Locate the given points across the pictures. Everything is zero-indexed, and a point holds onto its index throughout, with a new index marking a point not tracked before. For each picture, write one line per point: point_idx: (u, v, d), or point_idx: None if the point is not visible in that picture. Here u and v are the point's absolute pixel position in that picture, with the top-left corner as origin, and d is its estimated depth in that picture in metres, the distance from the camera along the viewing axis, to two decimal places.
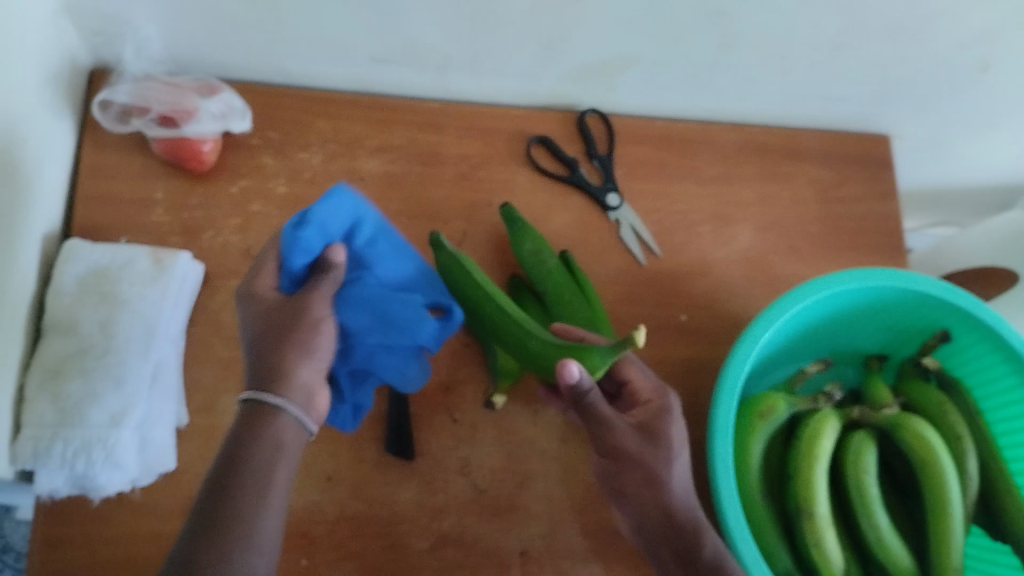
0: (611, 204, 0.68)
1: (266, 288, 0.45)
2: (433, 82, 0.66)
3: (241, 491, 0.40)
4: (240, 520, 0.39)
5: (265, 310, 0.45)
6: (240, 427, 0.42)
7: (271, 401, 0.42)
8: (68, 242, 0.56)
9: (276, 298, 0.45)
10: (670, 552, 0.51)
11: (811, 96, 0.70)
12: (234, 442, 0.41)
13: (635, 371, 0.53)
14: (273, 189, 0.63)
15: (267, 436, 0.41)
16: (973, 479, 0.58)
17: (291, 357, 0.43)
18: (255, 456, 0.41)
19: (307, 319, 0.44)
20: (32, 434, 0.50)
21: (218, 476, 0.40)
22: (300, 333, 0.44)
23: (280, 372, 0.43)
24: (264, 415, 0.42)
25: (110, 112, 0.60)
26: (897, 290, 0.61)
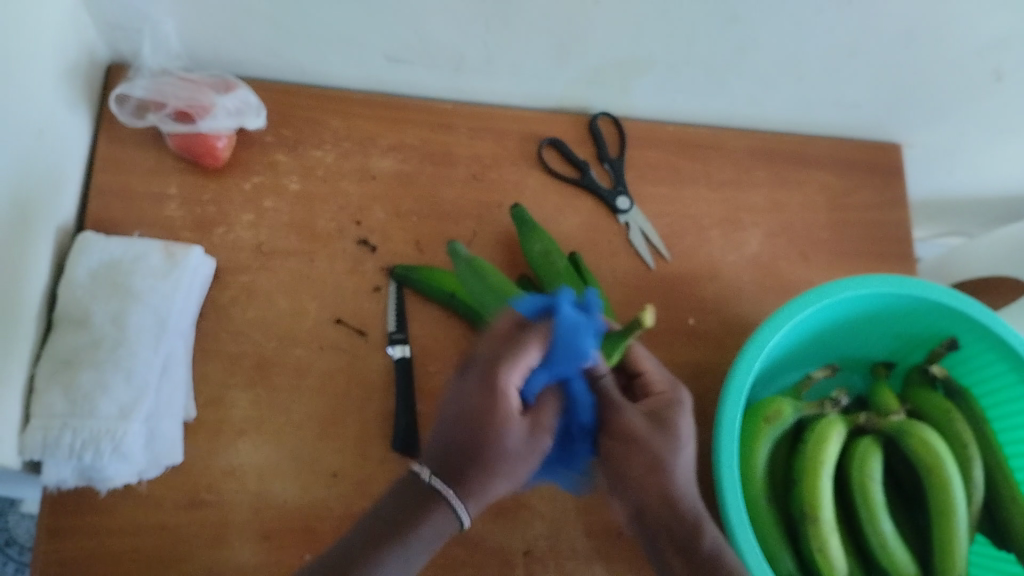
0: (621, 206, 0.69)
1: (509, 390, 0.44)
2: (447, 82, 0.67)
3: (374, 569, 0.42)
4: (364, 574, 0.41)
5: (490, 408, 0.44)
6: (403, 497, 0.44)
7: (448, 498, 0.43)
8: (81, 234, 0.56)
9: (509, 405, 0.44)
10: (667, 540, 0.50)
11: (824, 102, 0.71)
12: (395, 510, 0.43)
13: (649, 362, 0.55)
14: (286, 186, 0.64)
15: (426, 528, 0.42)
16: (978, 487, 0.58)
17: (495, 465, 0.43)
18: (413, 541, 0.42)
19: (501, 416, 0.44)
20: (41, 424, 0.50)
21: (373, 534, 0.43)
22: (497, 454, 0.43)
23: (469, 485, 0.43)
24: (439, 511, 0.43)
25: (126, 106, 0.61)
26: (906, 297, 0.61)
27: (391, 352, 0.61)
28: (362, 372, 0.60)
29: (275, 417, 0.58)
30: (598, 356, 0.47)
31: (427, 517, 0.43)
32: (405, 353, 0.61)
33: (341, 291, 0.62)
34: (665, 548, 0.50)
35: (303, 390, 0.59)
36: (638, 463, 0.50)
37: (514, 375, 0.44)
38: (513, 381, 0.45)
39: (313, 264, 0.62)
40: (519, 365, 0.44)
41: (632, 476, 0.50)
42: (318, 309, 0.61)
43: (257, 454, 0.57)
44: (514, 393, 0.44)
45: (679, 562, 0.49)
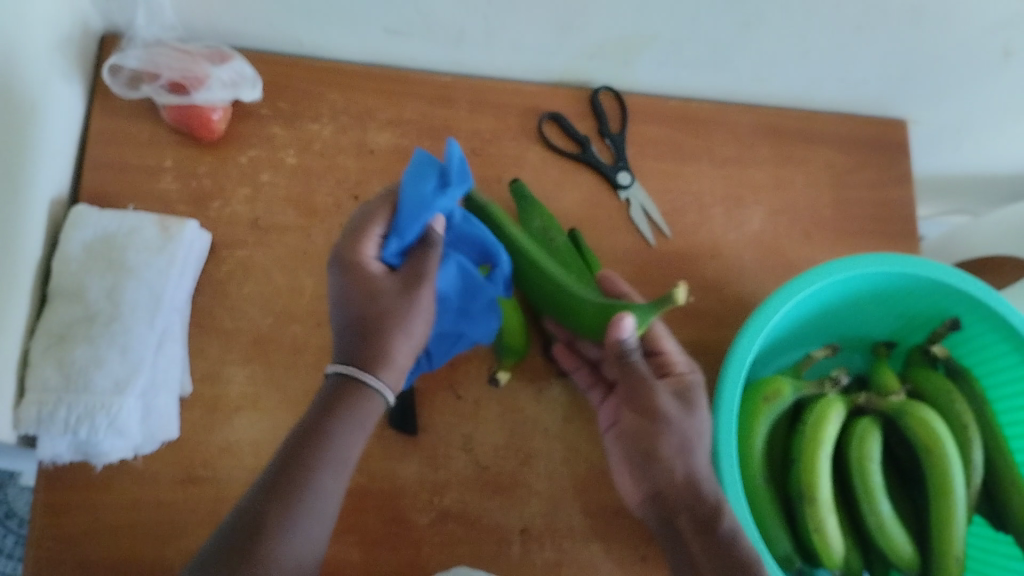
0: (622, 182, 0.68)
1: (365, 258, 0.46)
2: (446, 55, 0.66)
3: (318, 469, 0.41)
4: (302, 487, 0.40)
5: (365, 280, 0.45)
6: (326, 397, 0.43)
7: (366, 380, 0.43)
8: (75, 207, 0.56)
9: (370, 271, 0.46)
10: (687, 518, 0.50)
11: (829, 78, 0.69)
12: (317, 415, 0.42)
13: (670, 344, 0.56)
14: (283, 160, 0.63)
15: (353, 412, 0.42)
16: (977, 469, 0.58)
17: (387, 330, 0.44)
18: (336, 430, 0.41)
19: (372, 284, 0.45)
20: (36, 398, 0.50)
21: (296, 445, 0.41)
22: (395, 318, 0.44)
23: (373, 358, 0.43)
24: (354, 394, 0.42)
25: (120, 77, 0.60)
26: (910, 277, 0.60)
27: None
28: None
29: (271, 394, 0.57)
30: (629, 331, 0.49)
31: (344, 406, 0.42)
32: None
33: None
34: (684, 526, 0.49)
35: (299, 366, 0.59)
36: (668, 444, 0.50)
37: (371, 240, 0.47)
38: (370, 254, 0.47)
39: (310, 239, 0.62)
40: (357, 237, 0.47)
41: (661, 455, 0.51)
42: (314, 285, 0.61)
43: (254, 429, 0.57)
44: (373, 262, 0.46)
45: (694, 536, 0.49)
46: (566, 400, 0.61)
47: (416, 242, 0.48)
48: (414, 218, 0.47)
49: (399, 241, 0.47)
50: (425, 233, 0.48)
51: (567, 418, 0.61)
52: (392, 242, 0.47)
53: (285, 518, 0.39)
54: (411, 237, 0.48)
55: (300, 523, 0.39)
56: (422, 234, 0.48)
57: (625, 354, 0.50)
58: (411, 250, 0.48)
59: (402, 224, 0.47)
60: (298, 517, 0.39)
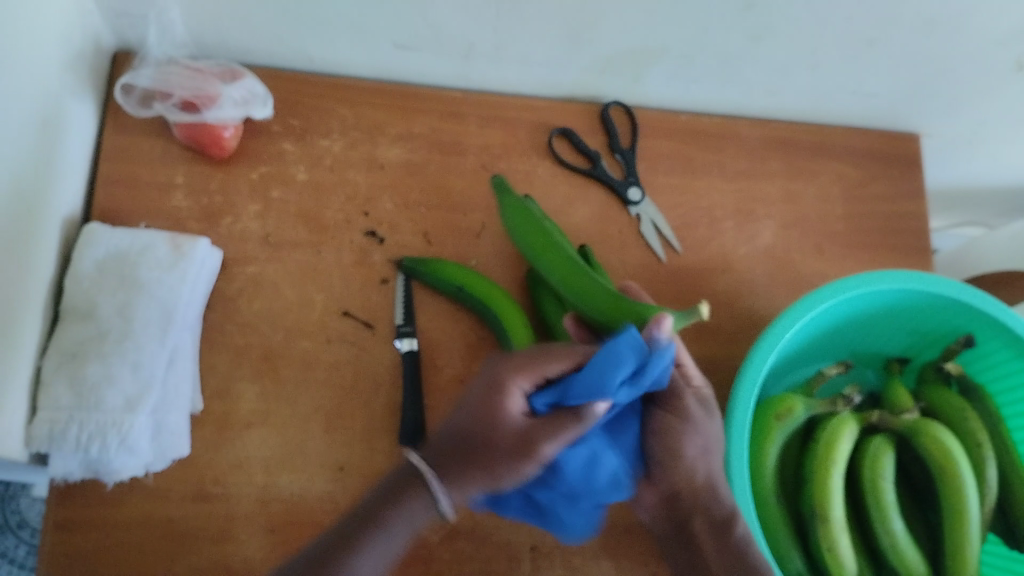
0: (632, 198, 0.68)
1: (515, 393, 0.45)
2: (455, 71, 0.66)
3: (359, 554, 0.42)
4: (343, 563, 0.41)
5: (496, 406, 0.45)
6: (385, 489, 0.44)
7: (435, 490, 0.43)
8: (88, 224, 0.56)
9: (512, 413, 0.45)
10: (703, 520, 0.51)
11: (841, 91, 0.69)
12: (377, 500, 0.44)
13: (688, 356, 0.54)
14: (293, 176, 0.63)
15: (411, 505, 0.43)
16: (992, 486, 0.58)
17: (491, 466, 0.44)
18: (393, 518, 0.43)
19: (502, 419, 0.45)
20: (48, 416, 0.50)
21: (354, 520, 0.43)
22: (498, 457, 0.44)
23: (455, 474, 0.44)
24: (418, 493, 0.44)
25: (133, 96, 0.60)
26: (923, 293, 0.60)
27: (399, 346, 0.60)
28: (368, 365, 0.60)
29: (282, 409, 0.58)
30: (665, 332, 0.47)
31: (406, 502, 0.43)
32: (413, 346, 0.59)
33: (348, 282, 0.61)
34: (699, 528, 0.52)
35: (309, 381, 0.59)
36: (693, 446, 0.51)
37: (526, 377, 0.46)
38: (517, 388, 0.46)
39: (320, 255, 0.62)
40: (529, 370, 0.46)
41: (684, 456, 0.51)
42: (324, 301, 0.61)
43: (265, 444, 0.57)
44: (518, 394, 0.45)
45: (710, 539, 0.51)
46: None
47: (572, 402, 0.45)
48: (580, 392, 0.45)
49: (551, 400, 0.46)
50: (586, 394, 0.45)
51: None
52: (541, 392, 0.46)
53: None
54: (553, 401, 0.46)
55: None
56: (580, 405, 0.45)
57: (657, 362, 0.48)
58: (555, 404, 0.46)
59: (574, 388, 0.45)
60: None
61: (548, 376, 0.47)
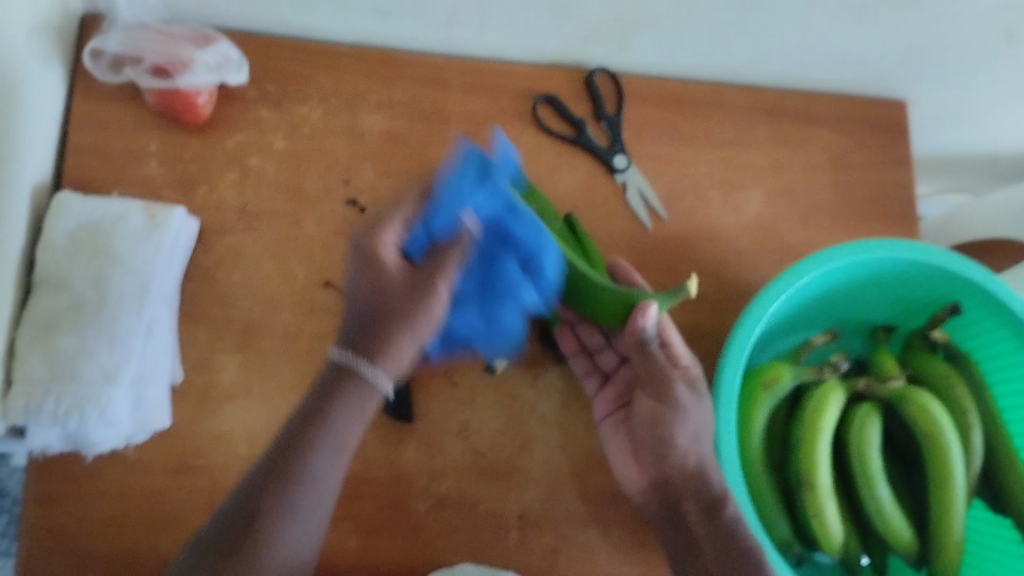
0: (618, 166, 0.66)
1: (386, 250, 0.46)
2: (437, 35, 0.64)
3: (309, 454, 0.42)
4: (299, 469, 0.42)
5: (378, 276, 0.44)
6: (322, 387, 0.44)
7: (362, 368, 0.43)
8: (59, 194, 0.54)
9: (388, 267, 0.45)
10: (693, 502, 0.52)
11: (831, 57, 0.68)
12: (315, 399, 0.43)
13: (677, 338, 0.56)
14: (271, 144, 0.62)
15: (346, 398, 0.43)
16: (977, 452, 0.58)
17: (396, 322, 0.44)
18: (333, 414, 0.43)
19: (390, 278, 0.45)
20: (23, 389, 0.49)
21: (289, 434, 0.43)
22: (405, 316, 0.44)
23: (374, 347, 0.43)
24: (350, 378, 0.43)
25: (101, 62, 0.58)
26: (910, 261, 0.59)
27: None
28: None
29: (263, 382, 0.56)
30: (651, 317, 0.51)
31: (338, 397, 0.43)
32: None
33: (329, 253, 0.60)
34: (691, 510, 0.52)
35: (291, 354, 0.57)
36: (684, 433, 0.53)
37: (399, 226, 0.47)
38: (387, 242, 0.46)
39: (300, 226, 0.60)
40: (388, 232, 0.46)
41: (676, 442, 0.53)
42: (305, 272, 0.59)
43: (246, 417, 0.56)
44: (393, 258, 0.46)
45: (698, 518, 0.52)
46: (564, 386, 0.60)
47: (443, 239, 0.47)
48: (445, 223, 0.47)
49: (420, 242, 0.47)
50: (457, 227, 0.48)
51: (565, 405, 0.60)
52: (416, 235, 0.48)
53: (280, 497, 0.42)
54: (435, 234, 0.47)
55: (289, 501, 0.42)
56: (454, 232, 0.48)
57: (644, 345, 0.52)
58: (434, 245, 0.48)
59: (440, 209, 0.48)
60: (287, 494, 0.42)
61: (425, 218, 0.47)
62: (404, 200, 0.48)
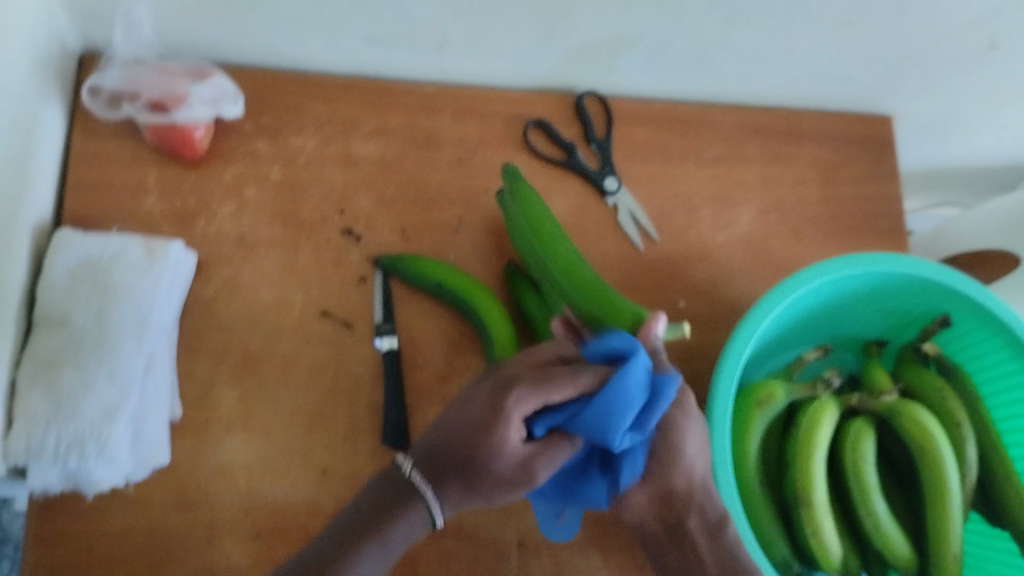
0: (609, 187, 0.67)
1: (512, 423, 0.45)
2: (428, 64, 0.65)
3: (357, 561, 0.44)
4: (339, 560, 0.44)
5: (491, 421, 0.45)
6: (383, 489, 0.47)
7: (426, 498, 0.46)
8: (58, 231, 0.55)
9: (508, 436, 0.45)
10: (697, 520, 0.51)
11: (816, 75, 0.69)
12: (373, 501, 0.46)
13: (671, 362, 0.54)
14: (267, 175, 0.62)
15: (405, 513, 0.45)
16: (972, 466, 0.58)
17: (483, 483, 0.45)
18: (393, 523, 0.45)
19: (499, 437, 0.45)
20: (24, 429, 0.49)
21: (352, 521, 0.46)
22: (490, 465, 0.45)
23: (444, 480, 0.46)
24: (415, 503, 0.46)
25: (99, 98, 0.59)
26: (898, 275, 0.60)
27: (378, 345, 0.59)
28: (349, 365, 0.59)
29: (264, 413, 0.57)
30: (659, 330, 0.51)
31: (400, 518, 0.45)
32: (394, 345, 0.59)
33: (325, 282, 0.61)
34: (694, 529, 0.51)
35: (290, 384, 0.58)
36: (695, 442, 0.50)
37: (536, 399, 0.46)
38: (526, 405, 0.45)
39: (297, 255, 0.61)
40: (539, 396, 0.45)
41: (685, 456, 0.50)
42: (302, 302, 0.60)
43: (248, 449, 0.56)
44: (517, 430, 0.45)
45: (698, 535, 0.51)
46: None
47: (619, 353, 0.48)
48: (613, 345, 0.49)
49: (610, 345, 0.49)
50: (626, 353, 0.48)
51: None
52: (548, 417, 0.47)
53: None
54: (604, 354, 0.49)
55: None
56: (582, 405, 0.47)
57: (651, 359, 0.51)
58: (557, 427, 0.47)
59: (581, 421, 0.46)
60: None
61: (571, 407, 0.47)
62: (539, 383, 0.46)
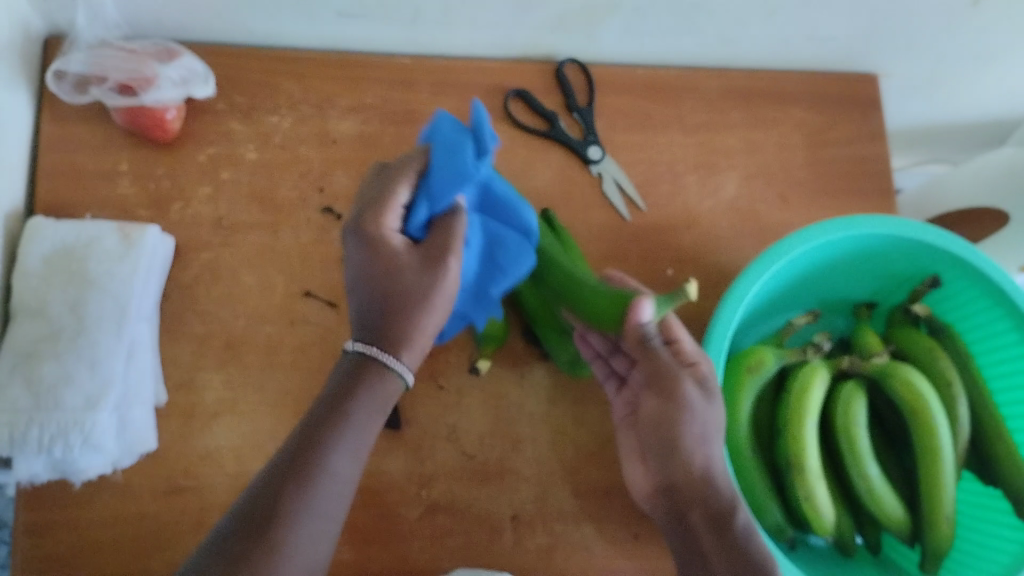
0: (593, 156, 0.66)
1: (390, 232, 0.44)
2: (404, 36, 0.64)
3: (330, 450, 0.41)
4: (311, 459, 0.40)
5: (386, 259, 0.43)
6: (344, 373, 0.43)
7: (385, 362, 0.42)
8: (31, 220, 0.54)
9: (392, 247, 0.43)
10: (699, 513, 0.48)
11: (800, 36, 0.68)
12: (336, 387, 0.42)
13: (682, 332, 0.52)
14: (242, 156, 0.61)
15: (371, 386, 0.42)
16: (964, 426, 0.58)
17: (411, 301, 0.43)
18: (356, 399, 0.42)
19: (389, 252, 0.43)
20: (5, 420, 0.48)
21: (316, 414, 0.42)
22: (413, 297, 0.43)
23: (387, 335, 0.43)
24: (369, 370, 0.42)
25: (65, 82, 0.57)
26: (886, 238, 0.60)
27: None
28: (334, 345, 0.58)
29: (250, 397, 0.56)
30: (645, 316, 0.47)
31: (364, 390, 0.42)
32: None
33: (307, 262, 0.60)
34: (698, 521, 0.48)
35: (274, 367, 0.57)
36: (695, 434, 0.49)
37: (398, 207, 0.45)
38: (388, 227, 0.44)
39: (277, 236, 0.60)
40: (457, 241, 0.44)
41: (684, 447, 0.49)
42: (284, 283, 0.59)
43: (234, 434, 0.55)
44: (397, 236, 0.44)
45: (707, 531, 0.48)
46: (550, 383, 0.60)
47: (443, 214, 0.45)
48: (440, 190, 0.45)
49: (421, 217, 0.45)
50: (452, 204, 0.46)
51: (551, 401, 0.60)
52: (418, 214, 0.45)
53: (291, 498, 0.39)
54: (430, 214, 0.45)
55: (292, 499, 0.39)
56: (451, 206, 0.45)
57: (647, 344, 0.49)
58: (433, 224, 0.46)
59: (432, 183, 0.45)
60: (300, 495, 0.39)
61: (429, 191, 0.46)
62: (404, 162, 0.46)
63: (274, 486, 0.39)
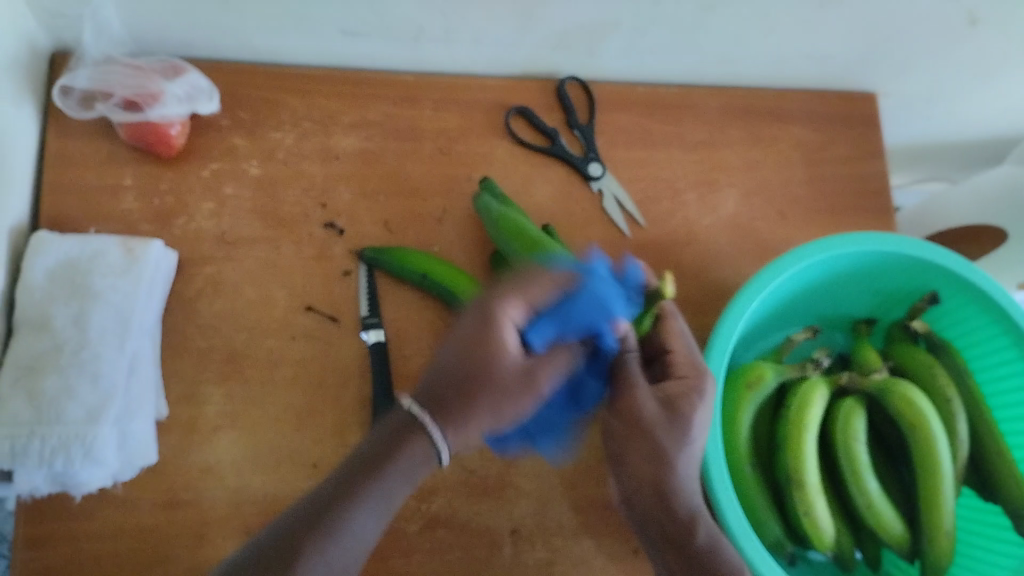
0: (593, 173, 0.67)
1: (506, 325, 0.44)
2: (407, 54, 0.65)
3: (362, 504, 0.41)
4: (340, 511, 0.41)
5: (488, 339, 0.43)
6: (389, 432, 0.43)
7: (429, 429, 0.42)
8: (35, 233, 0.54)
9: (506, 344, 0.43)
10: (657, 530, 0.50)
11: (798, 55, 0.69)
12: (380, 444, 0.43)
13: (678, 341, 0.51)
14: (245, 171, 0.62)
15: (410, 455, 0.43)
16: (962, 441, 0.58)
17: (483, 397, 0.43)
18: (392, 464, 0.42)
19: (497, 344, 0.43)
20: (7, 433, 0.48)
21: (353, 464, 0.43)
22: (483, 390, 0.43)
23: (449, 412, 0.43)
24: (417, 438, 0.43)
25: (71, 98, 0.58)
26: (885, 254, 0.60)
27: (365, 338, 0.59)
28: (335, 359, 0.59)
29: (251, 410, 0.56)
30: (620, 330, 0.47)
31: (403, 453, 0.42)
32: (380, 337, 0.59)
33: (308, 277, 0.60)
34: (654, 536, 0.51)
35: (275, 380, 0.57)
36: (636, 454, 0.49)
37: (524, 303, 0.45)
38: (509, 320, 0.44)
39: (279, 251, 0.61)
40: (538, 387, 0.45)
41: (630, 462, 0.50)
42: (286, 298, 0.60)
43: (234, 447, 0.56)
44: (511, 334, 0.44)
45: (666, 548, 0.50)
46: None
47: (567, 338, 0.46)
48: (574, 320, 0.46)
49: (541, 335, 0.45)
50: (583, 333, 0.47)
51: None
52: (541, 323, 0.46)
53: (316, 545, 0.40)
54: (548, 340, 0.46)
55: (318, 547, 0.40)
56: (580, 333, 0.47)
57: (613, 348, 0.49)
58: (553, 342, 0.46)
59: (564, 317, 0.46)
60: (324, 545, 0.40)
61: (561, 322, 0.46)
62: (544, 280, 0.47)
63: (300, 530, 0.40)
